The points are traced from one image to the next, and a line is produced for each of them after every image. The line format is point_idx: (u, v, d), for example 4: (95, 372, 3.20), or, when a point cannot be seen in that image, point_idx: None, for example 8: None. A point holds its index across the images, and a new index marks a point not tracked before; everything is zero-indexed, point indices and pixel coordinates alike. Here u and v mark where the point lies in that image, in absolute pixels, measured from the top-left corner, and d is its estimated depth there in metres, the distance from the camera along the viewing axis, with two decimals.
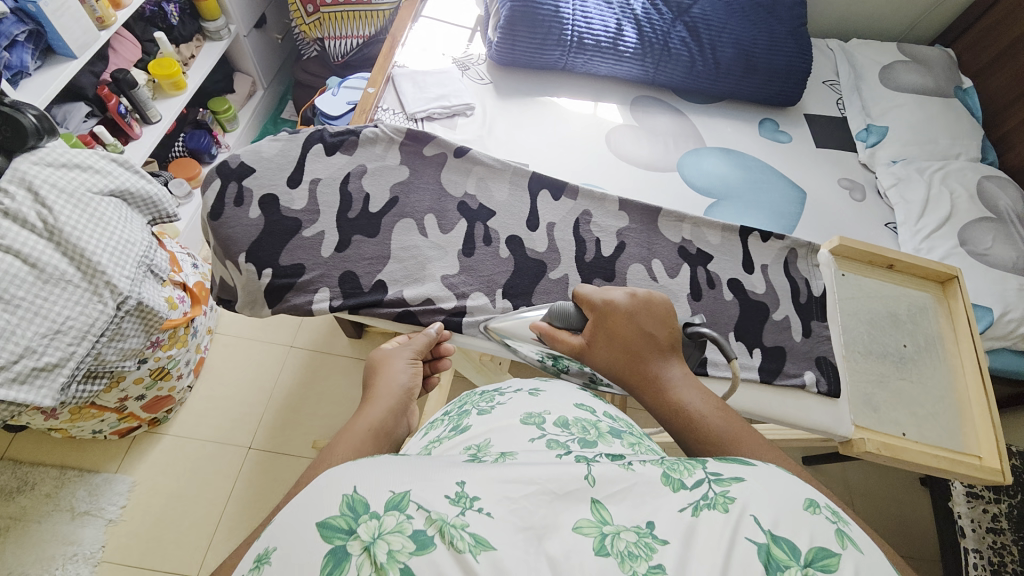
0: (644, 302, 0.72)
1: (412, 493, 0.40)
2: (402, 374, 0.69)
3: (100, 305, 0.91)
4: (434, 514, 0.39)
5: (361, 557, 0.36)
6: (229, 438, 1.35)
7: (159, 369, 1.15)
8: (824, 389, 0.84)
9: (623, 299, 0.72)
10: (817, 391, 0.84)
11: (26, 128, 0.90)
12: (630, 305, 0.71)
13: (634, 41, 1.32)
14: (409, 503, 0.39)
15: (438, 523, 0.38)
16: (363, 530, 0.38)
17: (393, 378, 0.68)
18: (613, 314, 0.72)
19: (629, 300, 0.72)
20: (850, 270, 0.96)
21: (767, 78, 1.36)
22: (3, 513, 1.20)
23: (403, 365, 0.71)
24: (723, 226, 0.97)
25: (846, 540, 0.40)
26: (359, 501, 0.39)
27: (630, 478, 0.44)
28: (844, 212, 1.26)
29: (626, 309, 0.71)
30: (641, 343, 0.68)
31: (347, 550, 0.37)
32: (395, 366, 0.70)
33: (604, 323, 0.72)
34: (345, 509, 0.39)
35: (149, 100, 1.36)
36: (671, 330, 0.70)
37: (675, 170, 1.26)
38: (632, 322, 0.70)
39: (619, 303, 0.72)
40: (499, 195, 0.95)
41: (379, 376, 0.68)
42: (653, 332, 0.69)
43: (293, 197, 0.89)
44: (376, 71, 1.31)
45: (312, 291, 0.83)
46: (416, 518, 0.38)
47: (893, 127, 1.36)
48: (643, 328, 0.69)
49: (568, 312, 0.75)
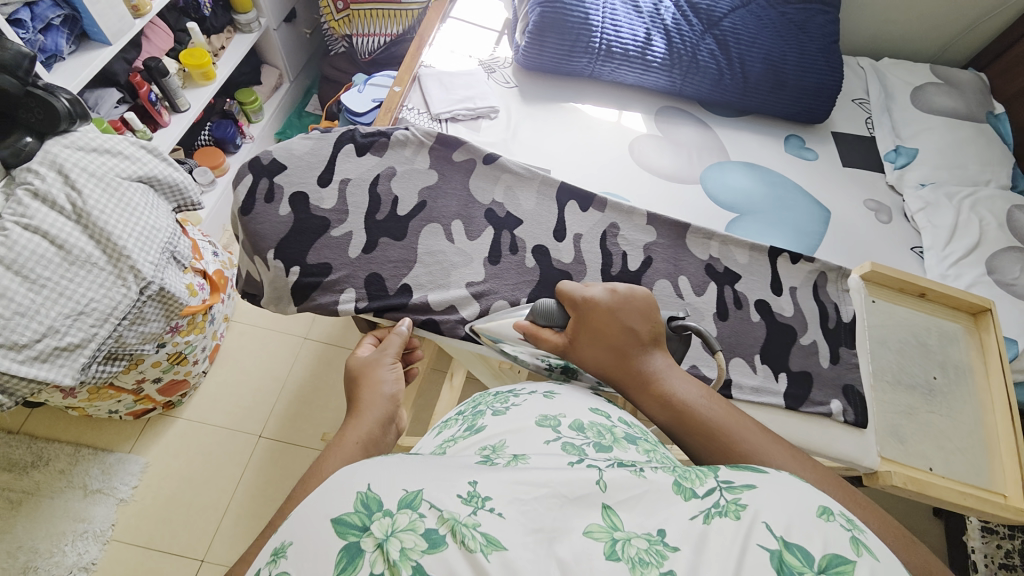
0: (624, 298, 0.73)
1: (424, 492, 0.40)
2: (386, 381, 0.69)
3: (123, 289, 0.92)
4: (445, 513, 0.38)
5: (373, 553, 0.36)
6: (240, 426, 1.36)
7: (176, 354, 1.17)
8: (852, 419, 0.83)
9: (603, 296, 0.74)
10: (843, 421, 0.83)
11: (60, 112, 0.92)
12: (612, 302, 0.73)
13: (662, 51, 1.31)
14: (422, 502, 0.39)
15: (450, 523, 0.38)
16: (377, 526, 0.38)
17: (378, 388, 0.68)
18: (595, 311, 0.73)
19: (609, 297, 0.73)
20: (880, 297, 0.94)
21: (796, 95, 1.34)
22: (15, 486, 1.22)
23: (385, 370, 0.71)
24: (752, 245, 0.96)
25: (862, 547, 0.39)
26: (373, 499, 0.39)
27: (643, 485, 0.44)
28: (871, 235, 1.24)
29: (608, 305, 0.73)
30: (625, 339, 0.70)
31: (360, 547, 0.37)
32: (378, 372, 0.70)
33: (587, 320, 0.73)
34: (359, 506, 0.39)
35: (179, 89, 1.38)
36: (652, 323, 0.72)
37: (698, 183, 1.25)
38: (615, 318, 0.71)
39: (600, 300, 0.73)
40: (526, 204, 0.94)
41: (363, 384, 0.69)
42: (635, 327, 0.70)
43: (322, 196, 0.89)
44: (403, 70, 1.31)
45: (338, 291, 0.83)
46: (428, 516, 0.38)
47: (922, 151, 1.33)
48: (625, 324, 0.71)
49: (551, 311, 0.76)
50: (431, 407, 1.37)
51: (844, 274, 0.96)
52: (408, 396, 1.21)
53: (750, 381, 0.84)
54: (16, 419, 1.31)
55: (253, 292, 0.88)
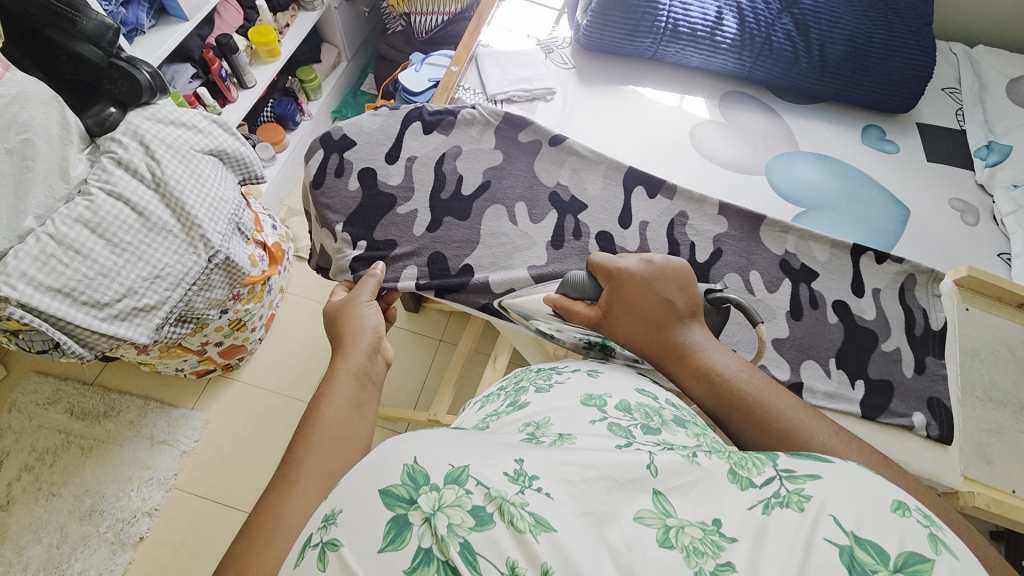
0: (660, 270, 0.72)
1: (470, 469, 0.40)
2: (367, 317, 0.71)
3: (194, 256, 0.97)
4: (492, 491, 0.38)
5: (421, 527, 0.37)
6: (291, 392, 1.43)
7: (236, 320, 1.23)
8: (935, 434, 0.78)
9: (639, 267, 0.72)
10: (926, 435, 0.78)
11: (142, 84, 0.97)
12: (648, 274, 0.71)
13: (734, 31, 1.23)
14: (468, 479, 0.39)
15: (497, 501, 0.37)
16: (424, 500, 0.38)
17: (360, 323, 0.70)
18: (630, 281, 0.71)
19: (645, 268, 0.72)
20: (975, 305, 0.86)
21: (881, 80, 1.23)
22: (90, 433, 1.34)
23: (364, 307, 0.73)
24: (832, 242, 0.90)
25: (940, 544, 0.36)
26: (420, 473, 0.39)
27: (695, 473, 0.42)
28: (955, 238, 1.14)
29: (643, 277, 0.71)
30: (661, 311, 0.68)
31: (407, 519, 0.37)
32: (357, 310, 0.72)
33: (621, 292, 0.71)
34: (405, 479, 0.39)
35: (246, 65, 1.43)
36: (688, 295, 0.70)
37: (763, 173, 1.18)
38: (650, 289, 0.70)
39: (635, 271, 0.71)
40: (592, 188, 0.92)
41: (344, 324, 0.70)
42: (671, 298, 0.69)
43: (390, 172, 0.91)
44: (461, 49, 1.31)
45: (401, 268, 0.84)
46: (475, 493, 0.38)
47: (1018, 147, 1.21)
48: (661, 296, 0.69)
49: (583, 282, 0.74)
50: (474, 387, 1.39)
51: (934, 278, 0.90)
52: (452, 374, 1.23)
53: (822, 386, 0.80)
54: (94, 371, 1.43)
55: (322, 265, 0.91)
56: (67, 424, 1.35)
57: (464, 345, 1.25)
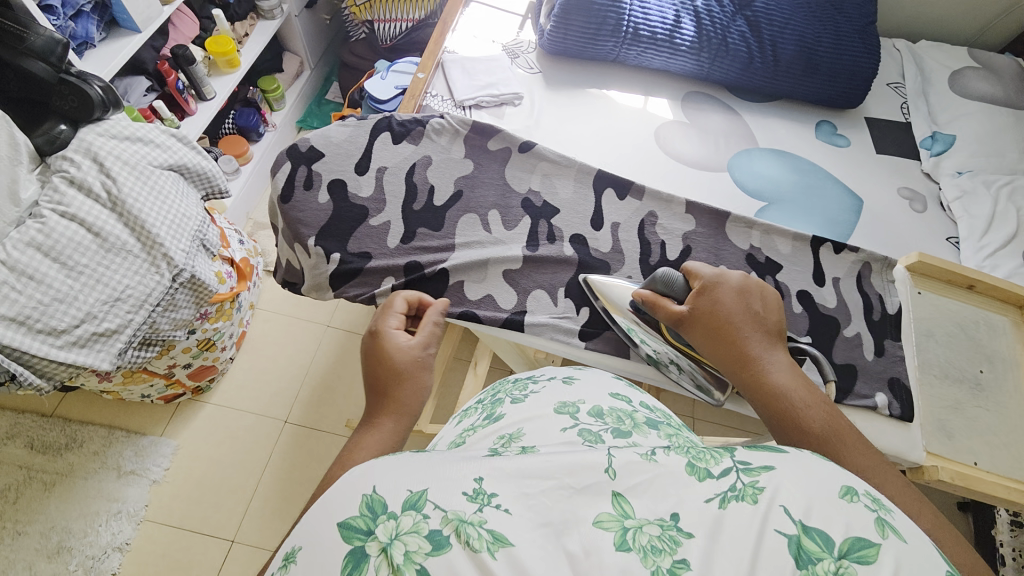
0: (757, 288, 0.74)
1: (428, 492, 0.38)
2: (422, 369, 0.66)
3: (156, 276, 0.93)
4: (450, 513, 0.36)
5: (378, 558, 0.35)
6: (267, 412, 1.39)
7: (205, 340, 1.19)
8: (897, 413, 0.81)
9: (736, 278, 0.74)
10: (889, 415, 0.81)
11: (94, 100, 0.93)
12: (743, 286, 0.73)
13: (692, 34, 1.27)
14: (426, 502, 0.37)
15: (454, 523, 0.36)
16: (381, 530, 0.36)
17: (412, 375, 0.65)
18: (721, 290, 0.72)
19: (742, 281, 0.74)
20: (927, 288, 0.92)
21: (831, 79, 1.30)
22: (51, 467, 1.27)
23: (424, 357, 0.67)
24: (794, 235, 0.94)
25: (887, 528, 0.36)
26: (378, 501, 0.38)
27: (654, 468, 0.40)
28: (906, 225, 1.20)
29: (738, 287, 0.73)
30: (749, 319, 0.70)
31: (365, 551, 0.35)
32: (416, 357, 0.66)
33: (712, 297, 0.72)
34: (363, 510, 0.38)
35: (205, 77, 1.39)
36: (776, 318, 0.72)
37: (726, 170, 1.22)
38: (746, 301, 0.72)
39: (732, 282, 0.73)
40: (563, 192, 0.94)
41: (396, 367, 0.65)
42: (761, 312, 0.71)
43: (360, 184, 0.90)
44: (427, 56, 1.30)
45: (378, 280, 0.84)
46: (432, 518, 0.36)
47: (961, 137, 1.29)
48: (751, 307, 0.71)
49: (675, 280, 0.75)
50: (454, 396, 1.38)
51: (888, 265, 0.95)
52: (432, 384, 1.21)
53: None
54: (52, 402, 1.35)
55: (293, 280, 0.89)
56: (27, 459, 1.28)
57: (442, 353, 1.24)
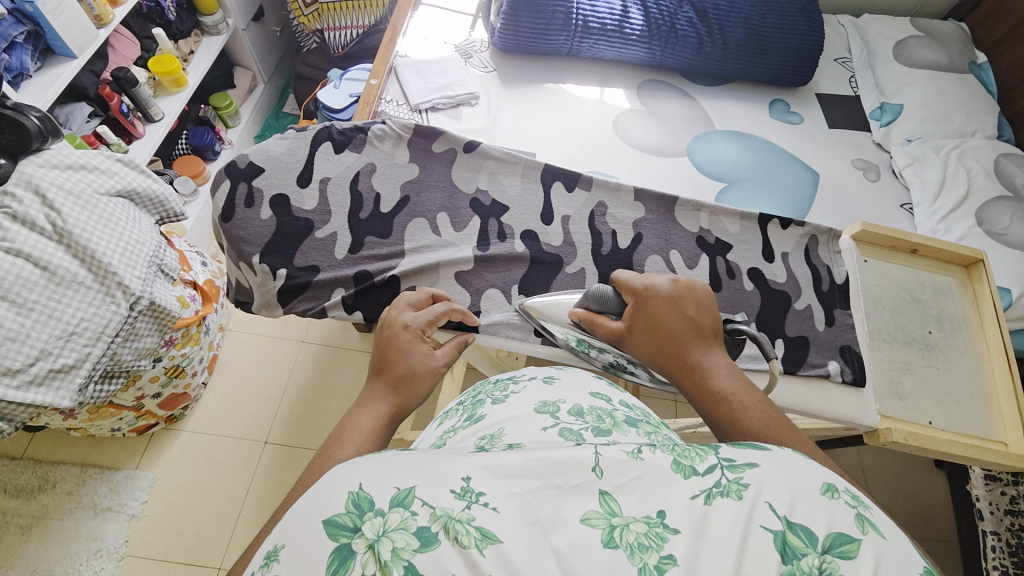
0: (686, 289, 0.70)
1: (417, 488, 0.33)
2: (426, 362, 0.62)
3: (113, 306, 0.90)
4: (438, 509, 0.32)
5: (365, 555, 0.31)
6: (245, 434, 1.36)
7: (173, 367, 1.16)
8: (849, 378, 0.83)
9: (664, 284, 0.71)
10: (841, 381, 0.83)
11: (32, 130, 0.90)
12: (673, 291, 0.70)
13: (641, 23, 1.29)
14: (414, 498, 0.33)
15: (443, 520, 0.32)
16: (368, 527, 0.32)
17: (417, 366, 0.62)
18: (654, 299, 0.70)
19: (671, 286, 0.71)
20: (872, 256, 0.94)
21: (778, 58, 1.32)
22: (26, 510, 1.22)
23: (432, 352, 0.64)
24: (741, 214, 0.96)
25: (867, 524, 0.33)
26: (365, 498, 0.33)
27: (639, 467, 0.35)
28: (858, 195, 1.23)
29: (668, 294, 0.70)
30: (681, 327, 0.67)
31: (351, 549, 0.31)
32: (424, 351, 0.63)
33: (645, 309, 0.70)
34: (350, 507, 0.33)
35: (151, 98, 1.36)
36: (712, 319, 0.69)
37: (685, 155, 1.24)
38: (676, 308, 0.69)
39: (661, 289, 0.70)
40: (512, 189, 0.94)
41: (400, 357, 0.62)
42: (695, 317, 0.68)
43: (304, 197, 0.88)
44: (378, 61, 1.28)
45: (329, 292, 0.83)
46: (421, 514, 0.32)
47: (907, 105, 1.31)
48: (685, 314, 0.68)
49: (606, 295, 0.74)
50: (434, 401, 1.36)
51: (835, 236, 0.97)
52: None
53: (748, 349, 0.84)
54: (19, 444, 1.30)
55: (242, 300, 0.87)
56: (1, 504, 1.23)
57: None
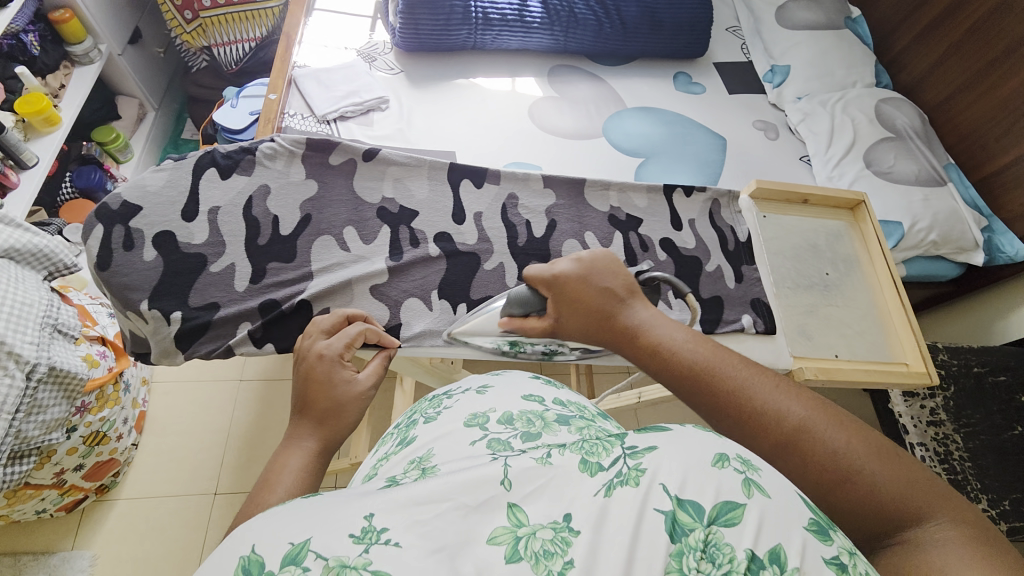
0: (591, 263, 0.73)
1: (312, 540, 0.32)
2: (348, 387, 0.60)
3: (6, 379, 0.80)
4: (332, 559, 0.30)
5: None
6: (190, 488, 1.27)
7: (94, 435, 1.06)
8: (761, 328, 0.89)
9: (569, 266, 0.73)
10: (755, 331, 0.89)
11: None
12: (580, 270, 0.72)
13: (540, 10, 1.30)
14: (308, 553, 0.31)
15: (335, 570, 0.30)
16: None
17: (340, 395, 0.59)
18: (567, 281, 0.72)
19: (576, 266, 0.73)
20: (769, 211, 1.01)
21: (673, 32, 1.38)
22: None
23: (352, 375, 0.62)
24: (647, 188, 0.99)
25: (753, 487, 0.34)
26: (255, 562, 0.31)
27: (547, 473, 0.36)
28: (762, 153, 1.32)
29: (578, 273, 0.72)
30: (601, 299, 0.69)
31: None
32: (345, 377, 0.61)
33: (564, 293, 0.72)
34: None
35: (20, 142, 1.21)
36: (627, 281, 0.71)
37: (602, 136, 1.27)
38: (588, 282, 0.71)
39: (568, 271, 0.73)
40: (419, 193, 0.92)
41: (319, 388, 0.59)
42: (609, 285, 0.70)
43: (191, 231, 0.82)
44: (274, 74, 1.20)
45: (231, 330, 0.79)
46: (313, 568, 0.30)
47: (794, 65, 1.41)
48: (599, 286, 0.70)
49: (525, 296, 0.75)
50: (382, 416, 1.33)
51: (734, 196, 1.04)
52: None
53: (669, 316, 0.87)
54: None
55: (136, 352, 0.81)
56: None
57: None
